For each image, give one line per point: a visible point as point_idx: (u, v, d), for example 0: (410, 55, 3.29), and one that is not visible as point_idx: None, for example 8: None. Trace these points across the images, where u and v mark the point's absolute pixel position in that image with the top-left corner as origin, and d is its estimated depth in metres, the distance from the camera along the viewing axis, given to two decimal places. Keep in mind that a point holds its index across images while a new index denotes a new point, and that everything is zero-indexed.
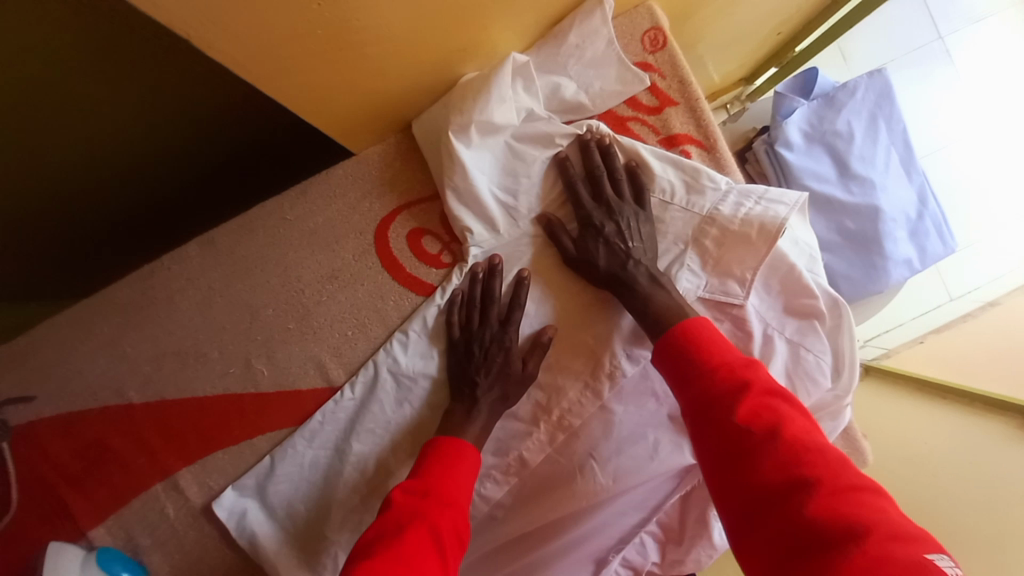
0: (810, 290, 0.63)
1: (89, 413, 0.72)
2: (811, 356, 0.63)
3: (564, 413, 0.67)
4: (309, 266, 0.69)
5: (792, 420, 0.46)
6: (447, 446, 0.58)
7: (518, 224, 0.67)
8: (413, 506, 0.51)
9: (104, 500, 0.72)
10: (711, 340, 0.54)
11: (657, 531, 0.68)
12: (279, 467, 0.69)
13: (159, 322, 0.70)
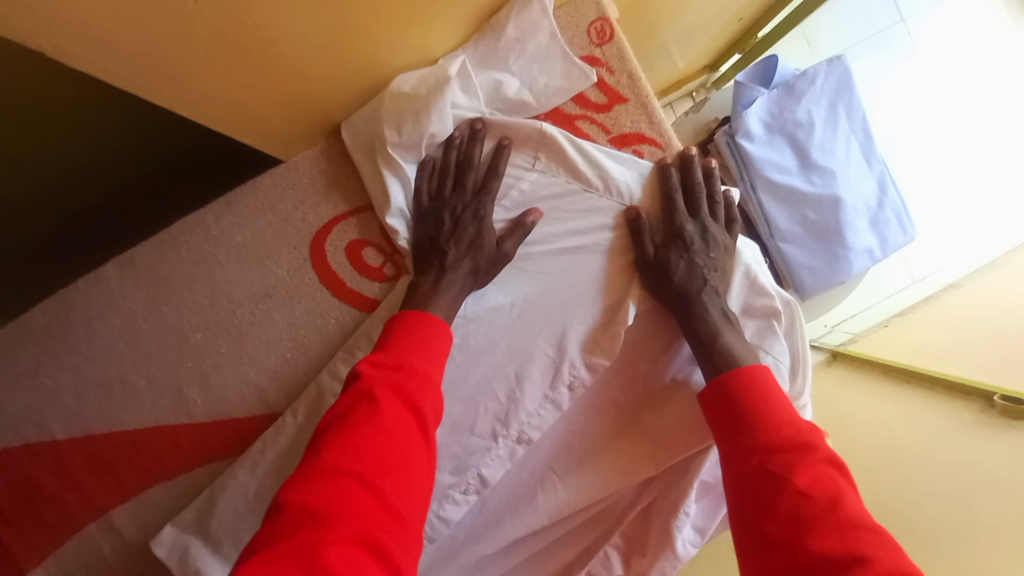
0: (766, 291, 0.62)
1: (6, 452, 0.65)
2: (770, 359, 0.61)
3: (522, 427, 0.64)
4: (240, 284, 0.64)
5: (851, 494, 0.45)
6: (417, 318, 0.54)
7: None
8: (381, 378, 0.49)
9: (29, 546, 0.67)
10: (770, 395, 0.53)
11: (622, 543, 0.65)
12: (219, 500, 0.64)
13: (80, 350, 0.65)
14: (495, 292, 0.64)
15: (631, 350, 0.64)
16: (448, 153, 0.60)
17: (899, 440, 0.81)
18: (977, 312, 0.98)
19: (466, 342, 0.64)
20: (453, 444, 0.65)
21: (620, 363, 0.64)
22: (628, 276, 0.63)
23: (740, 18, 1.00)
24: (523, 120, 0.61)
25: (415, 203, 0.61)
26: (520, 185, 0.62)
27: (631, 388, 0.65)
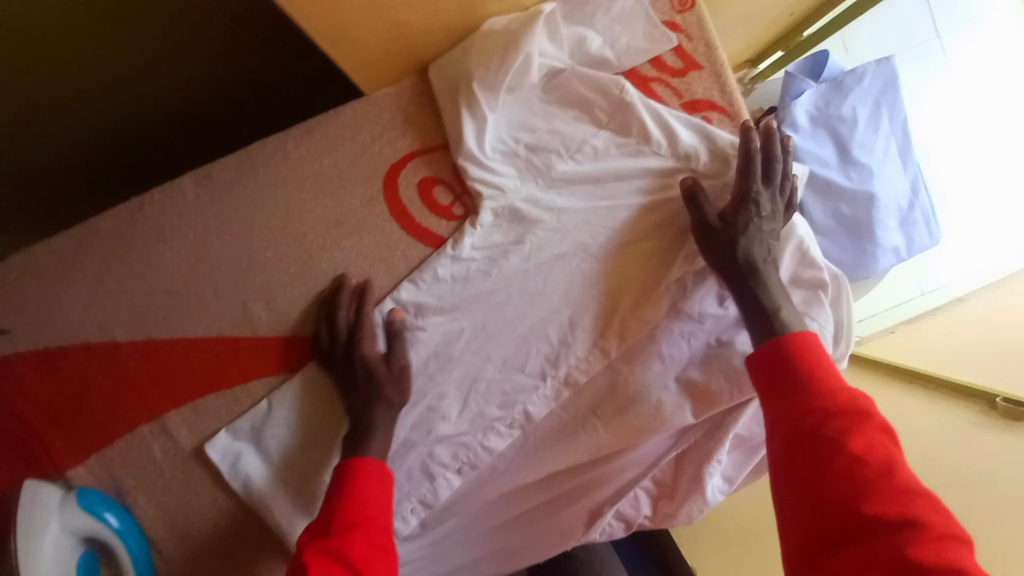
0: (815, 262, 0.66)
1: (68, 350, 0.68)
2: (813, 325, 0.65)
3: (570, 370, 0.68)
4: (313, 210, 0.66)
5: (898, 459, 0.50)
6: (353, 467, 0.61)
7: (534, 178, 0.65)
8: (319, 544, 0.56)
9: (83, 443, 0.70)
10: (826, 367, 0.56)
11: (652, 487, 0.70)
12: (277, 411, 0.68)
13: (149, 259, 0.66)
14: (558, 242, 0.66)
15: (681, 308, 0.67)
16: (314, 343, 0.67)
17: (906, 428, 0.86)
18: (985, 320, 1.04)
19: (525, 286, 0.67)
20: (502, 380, 0.69)
21: (669, 319, 0.68)
22: (685, 236, 0.66)
23: (792, 14, 1.03)
24: (604, 75, 0.63)
25: (483, 153, 0.63)
26: (594, 141, 0.64)
27: (675, 343, 0.68)
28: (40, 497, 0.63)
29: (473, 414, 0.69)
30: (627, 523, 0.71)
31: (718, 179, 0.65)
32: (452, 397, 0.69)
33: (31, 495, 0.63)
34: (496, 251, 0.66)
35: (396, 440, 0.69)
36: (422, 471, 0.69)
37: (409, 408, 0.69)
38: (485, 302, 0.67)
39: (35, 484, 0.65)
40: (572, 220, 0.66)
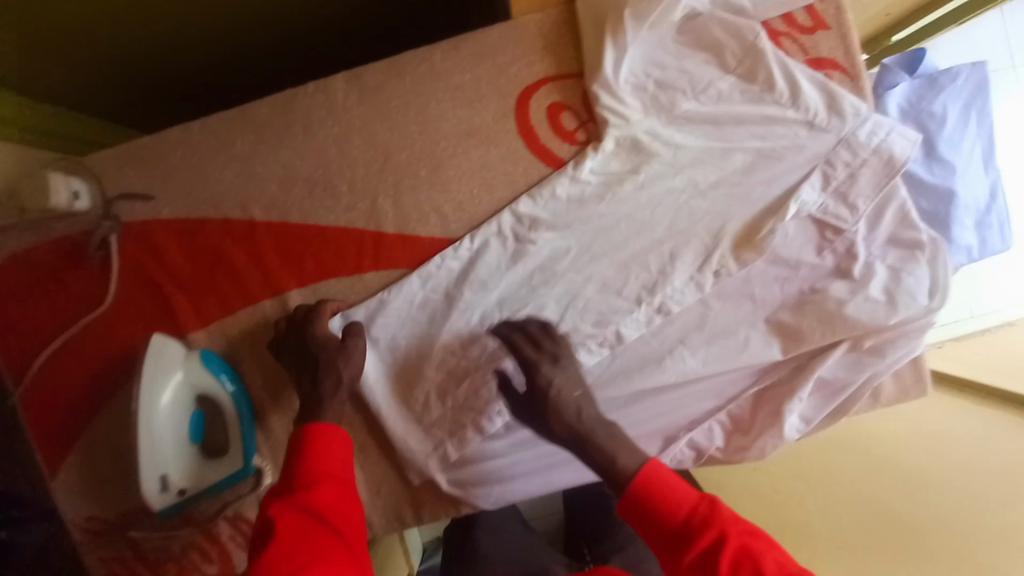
0: (915, 222, 0.68)
1: (208, 223, 0.74)
2: (911, 278, 0.67)
3: (665, 299, 0.72)
4: (448, 119, 0.71)
5: (767, 560, 0.48)
6: (312, 432, 0.62)
7: (658, 112, 0.69)
8: (286, 501, 0.57)
9: (208, 310, 0.76)
10: (667, 485, 0.54)
11: (726, 421, 0.74)
12: (390, 303, 0.74)
13: (294, 147, 0.72)
14: (671, 176, 0.70)
15: (778, 251, 0.71)
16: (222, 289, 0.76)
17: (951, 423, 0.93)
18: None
19: (633, 214, 0.71)
20: (597, 301, 0.73)
21: (767, 262, 0.71)
22: (794, 184, 0.70)
23: (888, 14, 1.05)
24: (739, 22, 0.67)
25: (616, 84, 0.68)
26: (720, 84, 0.68)
27: (769, 287, 0.72)
28: (165, 350, 0.71)
29: (567, 329, 0.74)
30: (698, 453, 0.75)
31: (834, 133, 0.68)
32: (549, 310, 0.74)
33: (158, 347, 0.71)
34: (613, 179, 0.70)
35: (495, 344, 0.75)
36: (514, 376, 0.76)
37: (510, 316, 0.75)
38: (594, 226, 0.72)
39: (163, 337, 0.73)
40: (688, 156, 0.70)
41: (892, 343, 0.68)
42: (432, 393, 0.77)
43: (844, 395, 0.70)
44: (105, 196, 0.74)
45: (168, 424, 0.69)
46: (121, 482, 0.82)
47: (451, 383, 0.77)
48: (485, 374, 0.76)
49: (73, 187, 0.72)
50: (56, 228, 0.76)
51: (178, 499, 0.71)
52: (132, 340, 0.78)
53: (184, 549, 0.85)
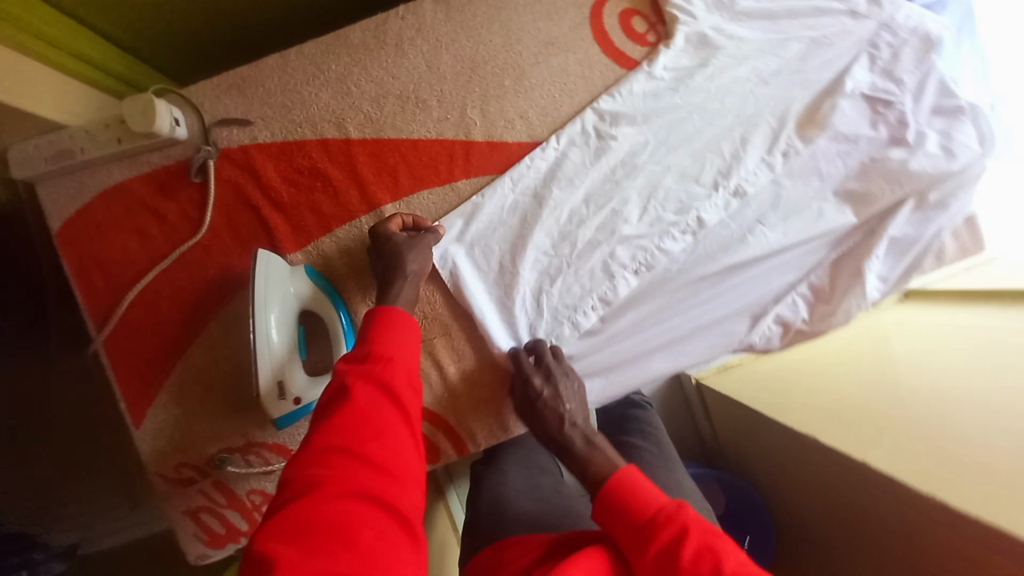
0: (953, 90, 0.75)
1: (305, 143, 0.78)
2: (960, 133, 0.75)
3: (740, 181, 0.77)
4: (529, 31, 0.78)
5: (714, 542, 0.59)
6: (386, 314, 0.67)
7: (721, 10, 0.79)
8: (359, 370, 0.61)
9: (304, 230, 0.78)
10: (636, 485, 0.67)
11: (808, 293, 0.82)
12: (485, 205, 0.78)
13: (386, 65, 0.78)
14: (737, 66, 0.78)
15: (842, 128, 0.77)
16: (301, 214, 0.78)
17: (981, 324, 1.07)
18: None
19: (703, 105, 0.78)
20: (678, 189, 0.78)
21: (830, 140, 0.77)
22: (845, 67, 0.78)
23: None
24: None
25: None
26: None
27: (833, 162, 0.78)
28: (272, 263, 0.71)
29: (652, 220, 0.77)
30: (785, 326, 0.83)
31: (876, 19, 0.78)
32: (634, 202, 0.78)
33: (265, 259, 0.71)
34: (681, 73, 0.78)
35: (584, 239, 0.78)
36: (604, 269, 0.77)
37: (597, 211, 0.78)
38: (669, 119, 0.78)
39: (267, 252, 0.72)
40: (749, 48, 0.79)
41: (952, 194, 0.77)
42: (528, 292, 0.79)
43: (914, 252, 0.79)
44: (205, 123, 0.77)
45: (282, 332, 0.69)
46: (213, 415, 0.78)
47: (545, 281, 0.78)
48: (576, 269, 0.78)
49: (174, 115, 0.75)
50: (150, 160, 0.78)
51: (294, 407, 0.71)
52: (227, 265, 0.78)
53: None
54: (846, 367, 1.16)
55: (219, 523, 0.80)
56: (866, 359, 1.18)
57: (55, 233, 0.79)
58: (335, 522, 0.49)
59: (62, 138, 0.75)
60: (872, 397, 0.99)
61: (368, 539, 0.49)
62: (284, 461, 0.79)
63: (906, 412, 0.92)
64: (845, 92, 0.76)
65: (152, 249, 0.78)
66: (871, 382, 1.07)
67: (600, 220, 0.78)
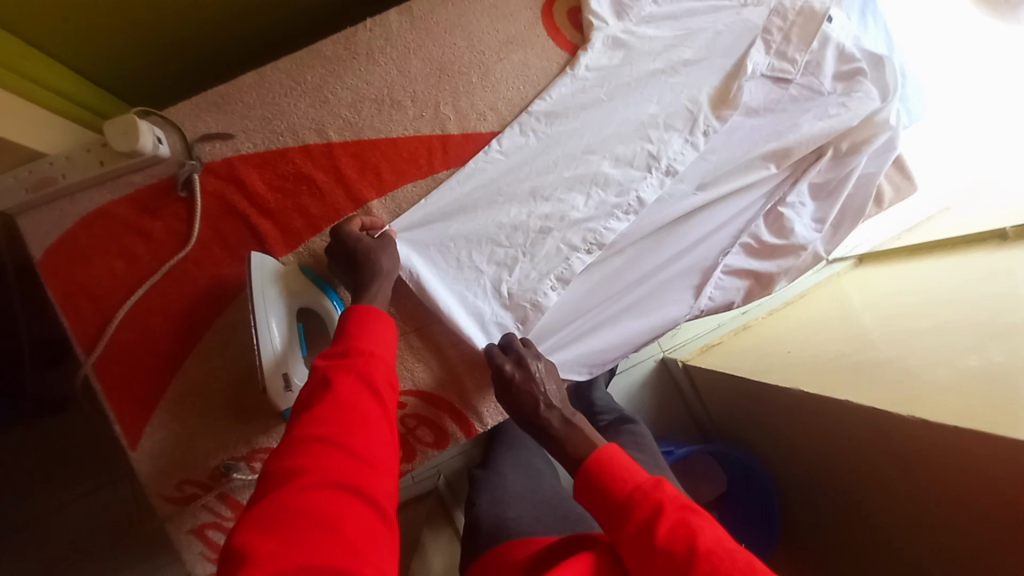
0: (852, 56, 0.84)
1: (288, 150, 0.81)
2: (859, 94, 0.85)
3: (671, 161, 0.84)
4: (489, 33, 0.85)
5: (689, 515, 0.56)
6: (363, 312, 0.67)
7: (626, 15, 0.85)
8: (339, 364, 0.60)
9: (293, 232, 0.81)
10: (620, 462, 0.65)
11: (752, 243, 0.89)
12: (432, 202, 0.82)
13: (358, 72, 0.83)
14: (651, 60, 0.85)
15: (749, 104, 0.85)
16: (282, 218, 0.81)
17: (935, 274, 1.16)
18: (976, 206, 1.34)
19: (651, 84, 0.84)
20: (616, 174, 0.84)
21: (743, 116, 0.86)
22: (743, 54, 0.85)
23: None
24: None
25: None
26: None
27: (749, 135, 0.86)
28: (265, 266, 0.73)
29: (596, 203, 0.84)
30: (735, 275, 0.90)
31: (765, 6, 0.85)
32: (577, 190, 0.84)
33: (258, 261, 0.73)
34: (602, 74, 0.84)
35: (535, 227, 0.83)
36: (558, 251, 0.83)
37: (545, 201, 0.83)
38: (624, 99, 0.84)
39: (259, 255, 0.73)
40: (660, 44, 0.85)
41: (867, 143, 0.86)
42: (490, 282, 0.83)
43: (844, 188, 0.88)
44: (187, 140, 0.79)
45: (282, 329, 0.71)
46: (214, 426, 0.78)
47: (504, 271, 0.83)
48: (533, 257, 0.83)
49: (156, 134, 0.77)
50: (133, 181, 0.79)
51: None
52: (219, 275, 0.79)
53: None
54: (819, 327, 1.24)
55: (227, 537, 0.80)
56: (836, 318, 1.26)
57: (37, 262, 0.78)
58: (314, 512, 0.47)
59: (42, 166, 0.76)
60: (848, 347, 1.07)
61: (349, 527, 0.47)
62: None
63: (879, 354, 0.98)
64: (747, 74, 0.84)
65: (139, 268, 0.79)
66: (841, 333, 1.15)
67: (546, 210, 0.83)
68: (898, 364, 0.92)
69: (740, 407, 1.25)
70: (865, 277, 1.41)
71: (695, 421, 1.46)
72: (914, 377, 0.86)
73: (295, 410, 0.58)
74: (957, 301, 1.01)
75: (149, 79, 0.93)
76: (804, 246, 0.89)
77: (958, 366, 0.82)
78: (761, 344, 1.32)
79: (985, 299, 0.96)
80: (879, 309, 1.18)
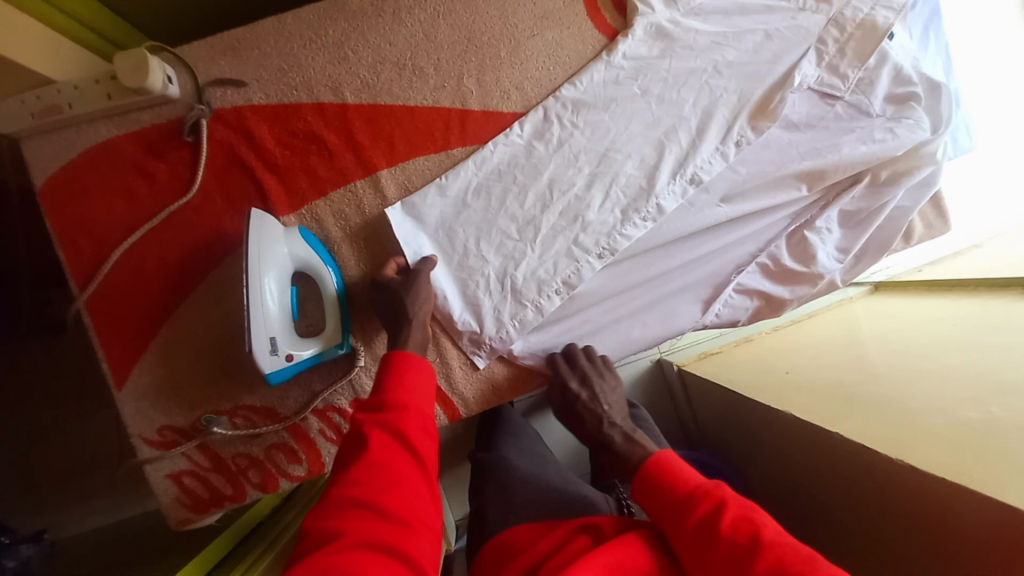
0: (909, 78, 0.79)
1: (301, 106, 0.78)
2: (910, 120, 0.79)
3: (696, 170, 0.80)
4: (524, 5, 0.80)
5: (754, 514, 0.57)
6: (398, 359, 0.67)
7: (675, 4, 0.80)
8: (377, 420, 0.61)
9: (298, 193, 0.78)
10: (677, 465, 0.66)
11: (768, 263, 0.84)
12: (448, 183, 0.79)
13: (383, 31, 0.79)
14: (693, 57, 0.79)
15: (787, 117, 0.80)
16: (288, 183, 0.78)
17: (949, 314, 1.13)
18: (1004, 249, 1.30)
19: (685, 83, 0.80)
20: (636, 177, 0.80)
21: (780, 128, 0.80)
22: (792, 62, 0.80)
23: None
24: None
25: None
26: None
27: (785, 150, 0.81)
28: (265, 224, 0.71)
29: (613, 206, 0.80)
30: (746, 294, 0.85)
31: (824, 14, 0.80)
32: (597, 188, 0.80)
33: (259, 220, 0.71)
34: (639, 64, 0.80)
35: (548, 224, 0.80)
36: (568, 252, 0.80)
37: (561, 197, 0.80)
38: (655, 96, 0.80)
39: (260, 215, 0.71)
40: (706, 40, 0.80)
41: (907, 173, 0.80)
42: (495, 273, 0.80)
43: (874, 222, 0.82)
44: (198, 83, 0.76)
45: (276, 293, 0.69)
46: (201, 377, 0.78)
47: (510, 265, 0.80)
48: (541, 253, 0.80)
49: (167, 73, 0.74)
50: (140, 119, 0.77)
51: (286, 363, 0.70)
52: (218, 227, 0.78)
53: (270, 448, 0.79)
54: (821, 352, 1.22)
55: (204, 487, 0.79)
56: (840, 345, 1.24)
57: (37, 191, 0.76)
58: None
59: (48, 93, 0.74)
60: (849, 378, 1.05)
61: None
62: (273, 426, 0.79)
63: (880, 390, 0.96)
64: (794, 85, 0.78)
65: (139, 211, 0.77)
66: (842, 362, 1.12)
67: (562, 207, 0.80)
68: (897, 403, 0.90)
69: (732, 420, 1.23)
70: (875, 306, 1.38)
71: (684, 425, 1.46)
72: (911, 420, 0.84)
73: (340, 462, 0.61)
74: (966, 346, 0.98)
75: (161, 8, 0.89)
76: (822, 276, 0.83)
77: (957, 417, 0.80)
78: (760, 360, 1.30)
79: (995, 347, 0.93)
80: (887, 343, 1.15)
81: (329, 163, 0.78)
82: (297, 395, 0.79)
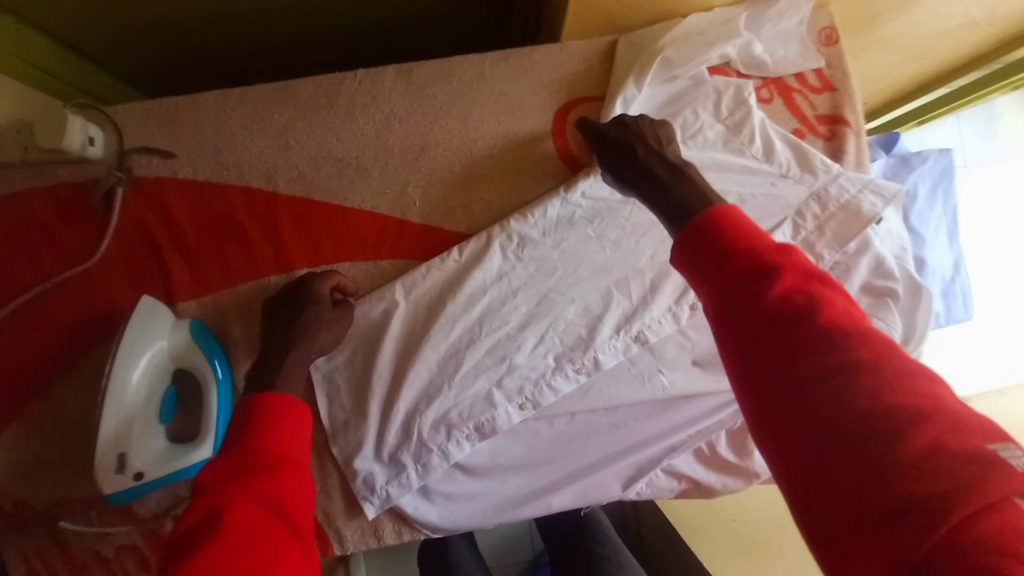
0: (891, 273, 0.72)
1: (229, 188, 0.72)
2: (882, 324, 0.72)
3: (643, 328, 0.73)
4: (489, 122, 0.75)
5: (836, 305, 0.37)
6: (265, 403, 0.48)
7: None
8: (234, 489, 0.41)
9: (205, 281, 0.72)
10: (740, 225, 0.42)
11: (704, 446, 0.77)
12: (367, 305, 0.72)
13: (335, 125, 0.73)
14: None
15: None
16: (198, 275, 0.72)
17: None
18: None
19: (643, 234, 0.74)
20: (575, 326, 0.73)
21: None
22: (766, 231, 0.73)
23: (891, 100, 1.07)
24: (729, 80, 0.74)
25: None
26: (709, 132, 0.73)
27: None
28: (154, 313, 0.66)
29: (546, 351, 0.72)
30: (678, 476, 0.77)
31: (809, 186, 0.73)
32: (530, 332, 0.72)
33: (148, 310, 0.66)
34: (600, 206, 0.74)
35: (470, 361, 0.72)
36: (487, 396, 0.71)
37: (490, 333, 0.72)
38: (608, 245, 0.74)
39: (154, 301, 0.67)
40: None
41: None
42: (402, 410, 0.71)
43: None
44: (123, 147, 0.72)
45: (125, 411, 0.61)
46: (62, 462, 0.70)
47: (422, 403, 0.71)
48: (456, 393, 0.71)
49: (90, 133, 0.68)
50: (57, 173, 0.70)
51: (133, 482, 0.63)
52: (113, 303, 0.71)
53: (119, 549, 0.71)
54: None
55: None
56: None
57: None
58: None
59: None
60: None
61: None
62: (128, 526, 0.71)
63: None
64: None
65: (30, 270, 0.69)
66: None
67: (490, 344, 0.72)
68: None
69: None
70: None
71: None
72: None
73: (165, 563, 0.39)
74: None
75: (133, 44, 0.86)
76: (757, 474, 0.78)
77: None
78: None
79: None
80: None
81: (246, 258, 0.72)
82: (158, 497, 0.71)
